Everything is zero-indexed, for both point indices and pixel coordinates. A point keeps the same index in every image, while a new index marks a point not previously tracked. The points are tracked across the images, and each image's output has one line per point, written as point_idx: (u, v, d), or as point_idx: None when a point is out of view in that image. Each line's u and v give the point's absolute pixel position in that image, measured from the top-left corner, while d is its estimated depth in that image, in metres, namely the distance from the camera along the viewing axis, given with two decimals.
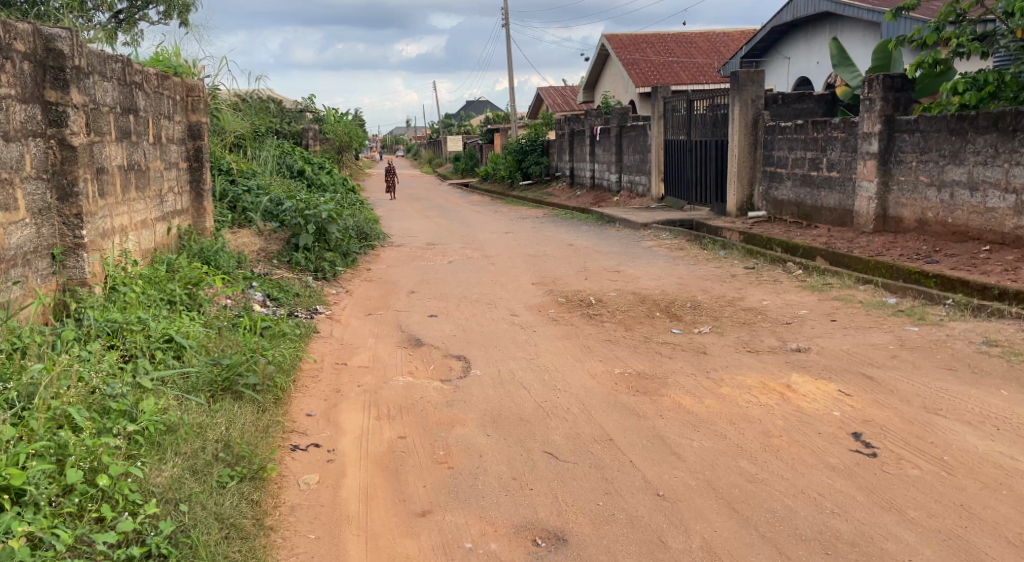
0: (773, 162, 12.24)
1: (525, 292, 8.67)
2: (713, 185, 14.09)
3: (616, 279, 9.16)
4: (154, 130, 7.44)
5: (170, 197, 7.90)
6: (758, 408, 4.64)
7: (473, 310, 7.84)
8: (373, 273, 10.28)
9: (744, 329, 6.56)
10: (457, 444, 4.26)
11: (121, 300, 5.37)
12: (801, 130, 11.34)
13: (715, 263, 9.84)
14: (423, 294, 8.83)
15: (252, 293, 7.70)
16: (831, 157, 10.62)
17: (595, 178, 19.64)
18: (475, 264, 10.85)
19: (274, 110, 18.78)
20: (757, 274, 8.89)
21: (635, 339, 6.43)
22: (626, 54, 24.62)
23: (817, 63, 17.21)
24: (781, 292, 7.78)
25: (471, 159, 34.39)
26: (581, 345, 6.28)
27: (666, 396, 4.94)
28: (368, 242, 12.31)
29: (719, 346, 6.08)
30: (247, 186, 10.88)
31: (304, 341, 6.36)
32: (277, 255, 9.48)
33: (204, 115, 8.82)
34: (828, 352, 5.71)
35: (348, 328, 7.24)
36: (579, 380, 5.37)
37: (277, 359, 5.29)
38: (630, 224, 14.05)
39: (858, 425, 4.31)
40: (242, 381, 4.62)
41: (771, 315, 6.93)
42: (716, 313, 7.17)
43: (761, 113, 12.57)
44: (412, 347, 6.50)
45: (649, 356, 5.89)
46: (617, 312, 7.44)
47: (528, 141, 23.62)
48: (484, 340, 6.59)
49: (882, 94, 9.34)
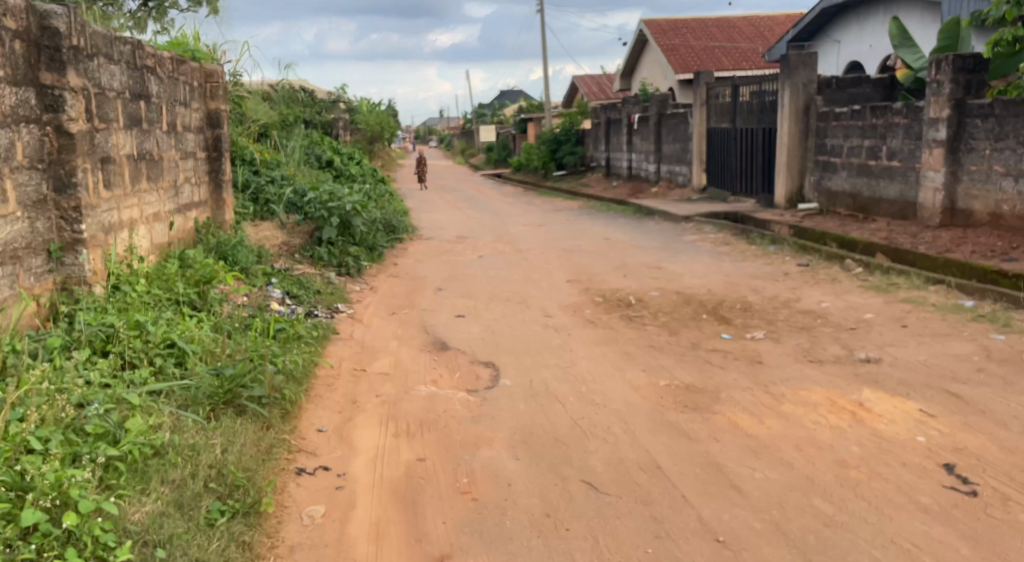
0: (825, 151, 11.55)
1: (559, 291, 8.13)
2: (759, 175, 13.42)
3: (657, 276, 8.59)
4: (168, 117, 6.92)
5: (187, 188, 7.48)
6: (828, 432, 4.07)
7: (503, 310, 7.32)
8: (399, 269, 9.82)
9: (803, 335, 5.96)
10: (483, 470, 3.73)
11: (122, 302, 4.85)
12: (858, 117, 10.67)
13: (764, 259, 9.23)
14: (451, 291, 8.35)
15: (270, 290, 7.29)
16: (892, 145, 10.00)
17: (631, 168, 19.00)
18: (507, 258, 10.34)
19: (304, 99, 18.36)
20: (812, 271, 8.26)
21: (681, 344, 5.87)
22: (665, 40, 23.90)
23: (869, 46, 16.45)
24: (841, 293, 7.17)
25: (504, 150, 33.92)
26: (623, 352, 5.73)
27: (719, 415, 4.39)
28: (396, 234, 11.87)
29: (775, 355, 5.51)
30: (271, 177, 10.45)
31: (321, 345, 5.86)
32: (301, 249, 9.04)
33: (224, 103, 8.38)
34: (902, 364, 5.11)
35: (370, 329, 6.78)
36: (620, 393, 4.84)
37: (288, 367, 4.71)
38: (670, 216, 13.44)
39: (949, 456, 3.74)
40: (246, 394, 3.98)
41: (832, 319, 6.32)
42: (768, 317, 6.57)
43: (812, 98, 11.87)
44: (437, 351, 6.01)
45: (697, 366, 5.33)
46: (660, 314, 6.89)
47: (562, 130, 22.98)
48: (516, 344, 6.07)
49: (952, 76, 8.77)
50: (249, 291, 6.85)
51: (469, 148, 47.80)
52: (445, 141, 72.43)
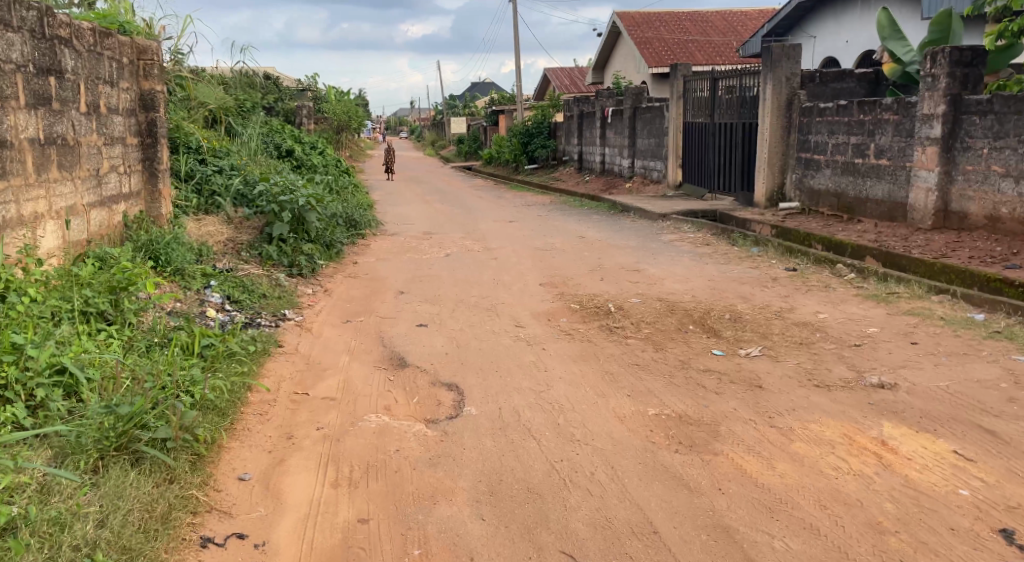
0: (809, 147, 10.97)
1: (532, 296, 7.44)
2: (738, 171, 12.82)
3: (637, 280, 7.93)
4: (86, 97, 6.28)
5: (112, 178, 6.80)
6: (852, 480, 3.44)
7: (470, 319, 6.61)
8: (358, 268, 9.07)
9: (804, 352, 5.33)
10: (440, 536, 3.08)
11: (6, 314, 4.10)
12: (843, 112, 10.09)
13: (749, 262, 8.60)
14: (414, 295, 7.63)
15: (208, 294, 6.65)
16: (881, 143, 9.42)
17: (605, 162, 18.36)
18: (475, 258, 9.63)
19: (265, 84, 17.52)
20: (803, 277, 7.65)
21: (669, 364, 5.21)
22: (639, 32, 23.30)
23: (845, 42, 15.99)
24: (838, 302, 6.54)
25: (475, 142, 33.23)
26: (604, 373, 5.06)
27: (720, 455, 3.74)
28: (358, 229, 11.08)
29: (776, 377, 4.85)
30: (219, 167, 9.59)
31: (257, 362, 5.15)
32: (248, 246, 8.25)
33: (159, 83, 7.66)
34: (921, 391, 4.48)
35: (319, 340, 6.05)
36: (603, 425, 4.16)
37: (207, 400, 4.03)
38: (647, 214, 12.81)
39: (1003, 518, 3.12)
40: (143, 438, 3.30)
41: (832, 333, 5.68)
42: (761, 329, 5.93)
43: (796, 93, 11.27)
44: (393, 370, 5.30)
45: (691, 390, 4.67)
46: (642, 325, 6.22)
47: (535, 123, 22.28)
48: (483, 361, 5.38)
49: (948, 70, 8.21)
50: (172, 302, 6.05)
51: (441, 140, 46.99)
52: (415, 132, 71.39)
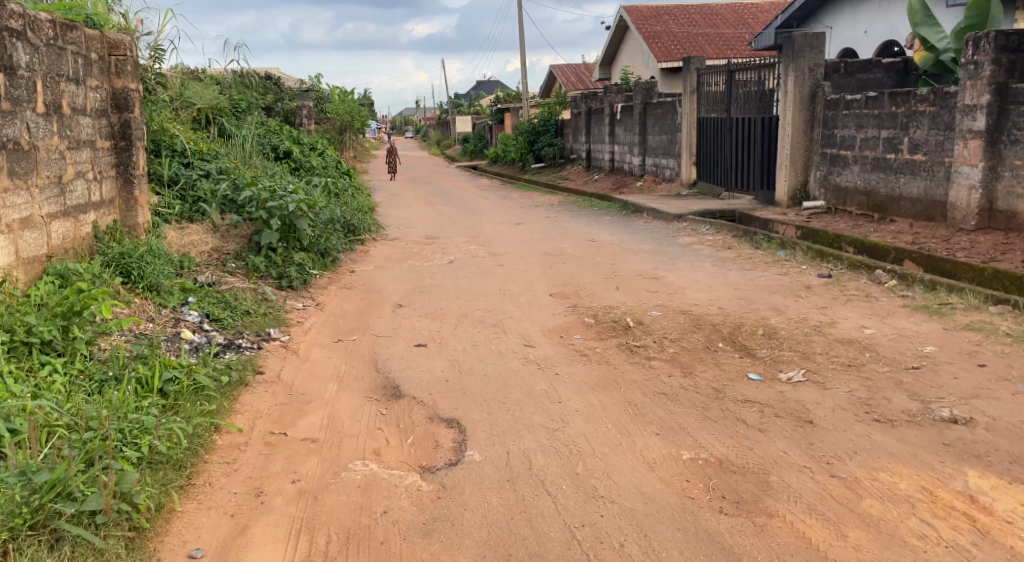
0: (834, 142, 10.28)
1: (542, 308, 6.79)
2: (757, 169, 12.11)
3: (657, 290, 7.27)
4: (44, 96, 5.84)
5: (78, 184, 6.33)
6: (944, 554, 2.86)
7: (474, 337, 5.97)
8: (355, 278, 8.46)
9: (854, 376, 4.67)
10: None
11: None
12: (872, 103, 9.40)
13: (777, 268, 7.93)
14: (413, 309, 7.00)
15: (185, 313, 6.16)
16: (916, 136, 8.72)
17: (614, 160, 17.69)
18: (480, 265, 9.00)
19: (262, 84, 16.95)
20: (839, 285, 6.98)
21: (701, 392, 4.55)
22: (647, 26, 22.60)
23: (864, 32, 15.27)
24: (884, 314, 5.86)
25: (480, 141, 32.60)
26: (626, 404, 4.42)
27: (774, 518, 3.12)
28: (357, 235, 10.47)
29: (828, 408, 4.19)
30: (206, 171, 8.98)
31: (231, 397, 4.58)
32: (234, 257, 7.73)
33: (133, 80, 7.12)
34: (1003, 427, 3.81)
35: (305, 364, 5.44)
36: (630, 475, 3.54)
37: (156, 454, 3.50)
38: (661, 214, 12.13)
39: None
40: (60, 516, 2.88)
41: (884, 352, 5.01)
42: (801, 348, 5.26)
43: (820, 84, 10.56)
44: (387, 402, 4.68)
45: (729, 427, 4.02)
46: (667, 344, 5.56)
47: (541, 121, 21.62)
48: (488, 390, 4.74)
49: (993, 56, 7.50)
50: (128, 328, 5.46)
51: (443, 139, 46.39)
52: (421, 132, 70.69)
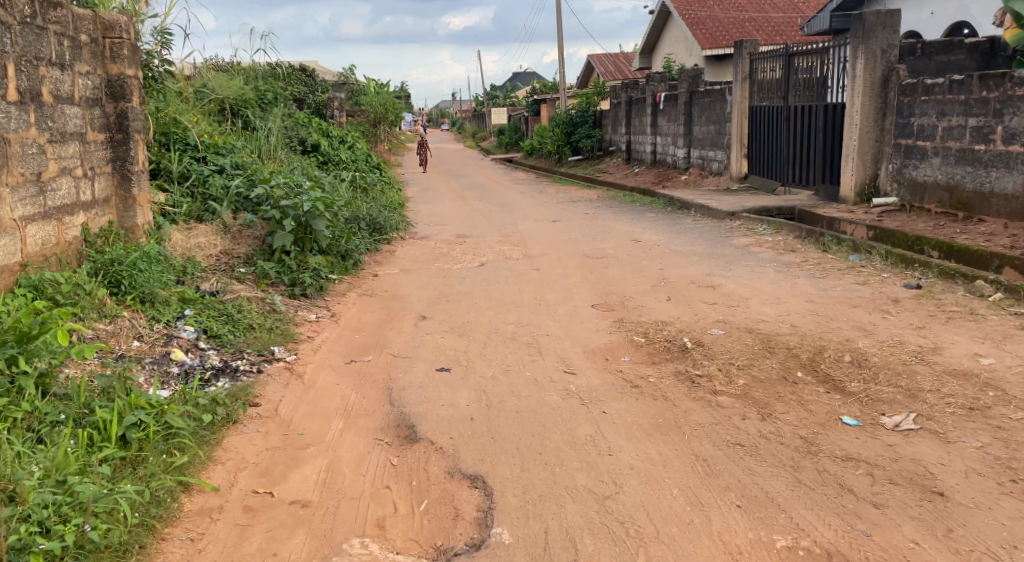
0: (909, 132, 9.18)
1: (584, 323, 5.90)
2: (818, 162, 11.07)
3: (716, 301, 6.33)
4: (17, 81, 5.11)
5: (64, 184, 5.62)
6: None
7: (505, 360, 5.10)
8: (376, 284, 7.64)
9: (981, 424, 3.72)
10: None
11: None
12: (958, 88, 8.31)
13: (852, 276, 6.94)
14: (438, 322, 6.15)
15: (180, 329, 5.38)
16: (1012, 124, 7.64)
17: (657, 152, 16.70)
18: (514, 268, 8.12)
19: (292, 75, 16.22)
20: (932, 297, 5.99)
21: (787, 443, 3.63)
22: (692, 11, 21.47)
23: (931, 13, 14.05)
24: (998, 338, 4.89)
25: (516, 133, 31.70)
26: (692, 459, 3.53)
27: None
28: (383, 235, 9.64)
29: (958, 473, 3.26)
30: (219, 165, 8.22)
31: (212, 442, 3.78)
32: (244, 262, 6.98)
33: (131, 65, 6.34)
34: None
35: (308, 393, 4.61)
36: None
37: (87, 543, 2.82)
38: (712, 211, 11.13)
39: None
40: None
41: (1012, 392, 4.05)
42: (904, 382, 4.30)
43: (893, 68, 9.50)
44: (398, 448, 3.84)
45: (831, 498, 3.12)
46: (737, 372, 4.63)
47: (579, 111, 20.64)
48: (522, 435, 3.88)
49: None
50: (104, 351, 4.68)
51: (478, 132, 45.50)
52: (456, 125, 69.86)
